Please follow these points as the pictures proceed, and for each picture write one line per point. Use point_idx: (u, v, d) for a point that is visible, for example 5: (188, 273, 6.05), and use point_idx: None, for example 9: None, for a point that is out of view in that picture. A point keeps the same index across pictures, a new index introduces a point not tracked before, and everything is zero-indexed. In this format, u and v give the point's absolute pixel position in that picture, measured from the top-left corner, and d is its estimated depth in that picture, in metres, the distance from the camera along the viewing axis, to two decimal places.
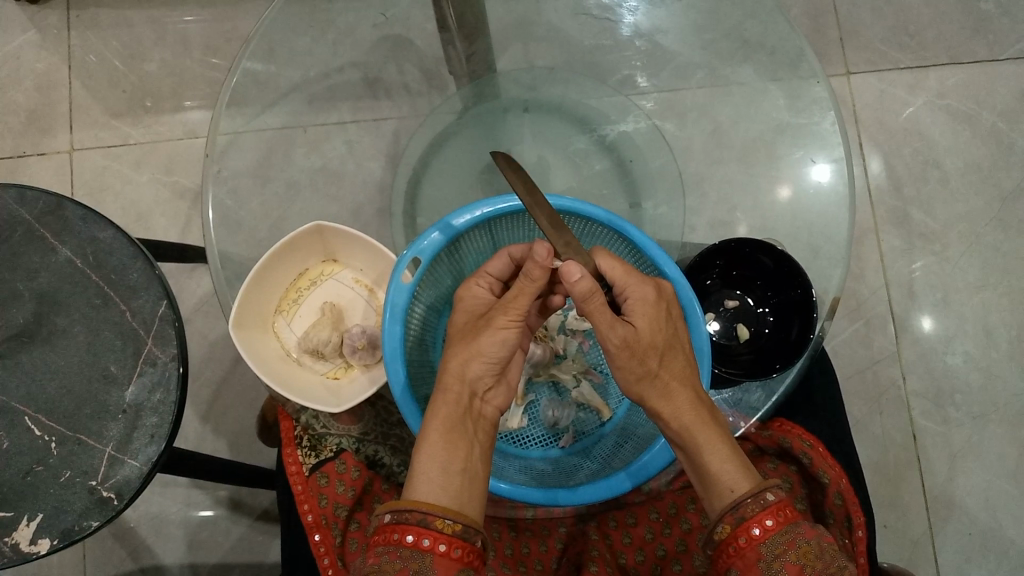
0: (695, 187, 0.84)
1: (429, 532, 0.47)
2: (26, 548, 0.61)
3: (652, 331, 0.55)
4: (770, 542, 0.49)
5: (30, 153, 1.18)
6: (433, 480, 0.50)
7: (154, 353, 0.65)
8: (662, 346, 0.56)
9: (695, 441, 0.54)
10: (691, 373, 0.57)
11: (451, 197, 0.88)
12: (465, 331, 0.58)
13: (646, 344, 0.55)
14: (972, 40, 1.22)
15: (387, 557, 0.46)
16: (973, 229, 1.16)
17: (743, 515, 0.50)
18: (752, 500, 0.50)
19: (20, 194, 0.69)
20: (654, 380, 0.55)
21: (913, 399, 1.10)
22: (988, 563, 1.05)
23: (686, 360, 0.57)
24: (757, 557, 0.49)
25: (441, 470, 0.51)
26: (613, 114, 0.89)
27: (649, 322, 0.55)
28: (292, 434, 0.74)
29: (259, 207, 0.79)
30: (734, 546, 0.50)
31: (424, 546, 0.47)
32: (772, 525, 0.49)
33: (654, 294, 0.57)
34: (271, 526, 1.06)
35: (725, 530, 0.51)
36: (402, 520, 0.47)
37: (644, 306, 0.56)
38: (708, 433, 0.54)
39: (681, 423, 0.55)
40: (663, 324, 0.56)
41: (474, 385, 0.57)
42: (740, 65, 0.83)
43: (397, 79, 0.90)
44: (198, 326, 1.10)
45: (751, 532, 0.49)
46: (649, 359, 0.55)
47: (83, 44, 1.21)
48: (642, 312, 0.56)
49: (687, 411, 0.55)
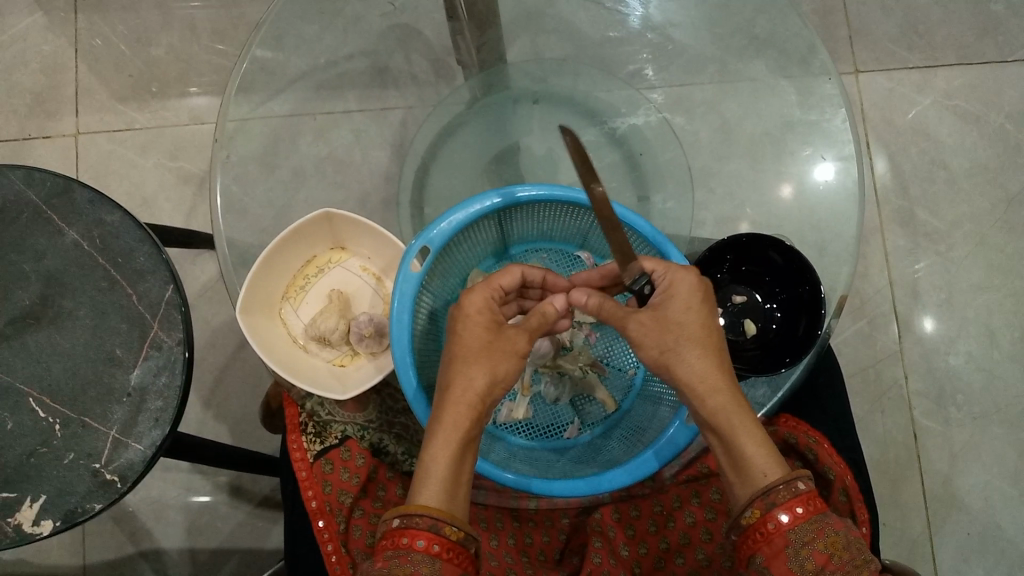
0: (701, 180, 0.85)
1: (437, 537, 0.47)
2: (29, 529, 0.61)
3: (682, 312, 0.55)
4: (800, 530, 0.49)
5: (36, 136, 1.17)
6: (439, 484, 0.50)
7: (159, 337, 0.64)
8: (691, 326, 0.55)
9: (722, 424, 0.53)
10: (719, 360, 0.55)
11: (458, 188, 0.87)
12: (474, 339, 0.55)
13: (673, 322, 0.55)
14: (982, 40, 1.22)
15: (396, 561, 0.47)
16: (978, 230, 1.16)
17: (773, 501, 0.49)
18: (785, 486, 0.49)
19: (28, 175, 0.69)
20: (681, 356, 0.55)
21: (914, 399, 1.10)
22: (986, 564, 1.05)
23: (715, 345, 0.55)
24: (784, 543, 0.49)
25: (448, 475, 0.50)
26: (622, 107, 0.88)
27: (678, 305, 0.56)
28: (297, 421, 0.73)
29: (264, 194, 0.79)
30: (760, 532, 0.50)
31: (434, 551, 0.47)
32: (801, 513, 0.49)
33: (694, 279, 0.57)
34: (271, 512, 1.06)
35: (753, 515, 0.50)
36: (404, 525, 0.47)
37: (682, 289, 0.56)
38: (740, 414, 0.53)
39: (716, 404, 0.53)
40: (696, 307, 0.56)
41: (486, 394, 0.54)
42: (751, 60, 0.84)
43: (405, 68, 0.91)
44: (201, 312, 1.10)
45: (779, 518, 0.49)
46: (671, 335, 0.55)
47: (90, 28, 1.20)
48: (677, 293, 0.56)
49: (722, 393, 0.54)
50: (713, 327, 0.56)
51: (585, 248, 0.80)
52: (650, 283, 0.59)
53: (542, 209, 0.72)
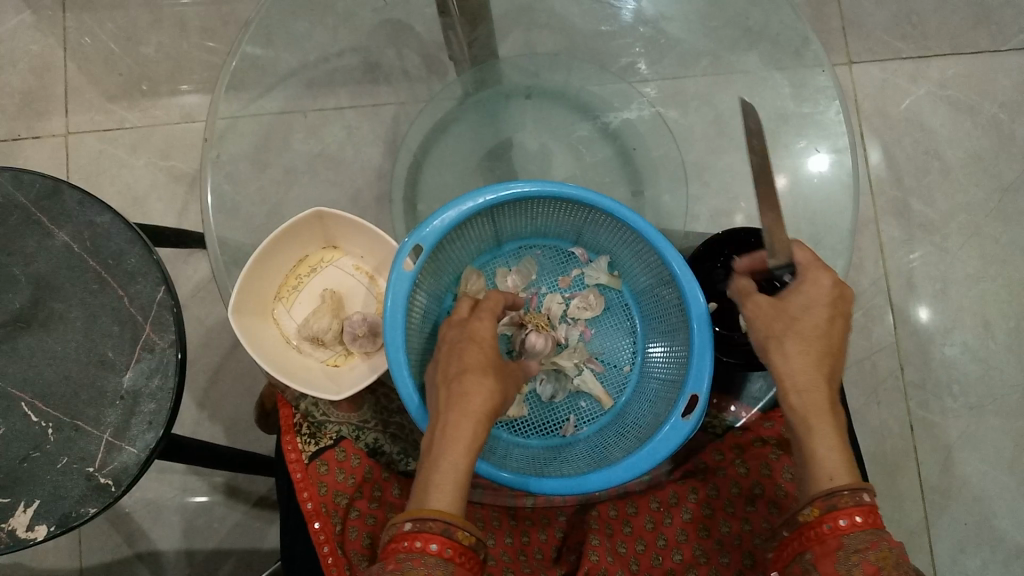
0: (696, 174, 0.83)
1: (450, 542, 0.48)
2: (22, 534, 0.60)
3: (802, 308, 0.57)
4: (854, 536, 0.49)
5: (25, 137, 1.16)
6: (452, 489, 0.50)
7: (152, 339, 0.64)
8: (807, 324, 0.57)
9: (807, 421, 0.55)
10: (827, 362, 0.56)
11: (451, 184, 0.87)
12: (485, 354, 0.56)
13: (790, 315, 0.57)
14: (975, 30, 1.22)
15: (409, 563, 0.47)
16: (973, 221, 1.16)
17: (835, 504, 0.50)
18: (849, 492, 0.50)
19: (16, 177, 0.68)
20: (784, 348, 0.56)
21: (910, 390, 1.10)
22: (982, 554, 1.06)
23: (825, 348, 0.56)
24: (838, 546, 0.49)
25: (460, 480, 0.51)
26: (615, 101, 0.87)
27: (803, 301, 0.58)
28: (292, 422, 0.74)
29: (256, 192, 0.79)
30: (815, 531, 0.50)
31: (447, 556, 0.47)
32: (860, 522, 0.49)
33: (829, 281, 0.58)
34: (268, 512, 1.05)
35: (811, 513, 0.51)
36: (421, 529, 0.47)
37: (812, 289, 0.58)
38: (821, 417, 0.54)
39: (801, 401, 0.55)
40: (820, 307, 0.57)
41: (497, 405, 0.54)
42: (744, 53, 0.83)
43: (396, 65, 0.88)
44: (195, 312, 1.09)
45: (837, 522, 0.49)
46: (781, 327, 0.57)
47: (78, 26, 1.19)
48: (807, 291, 0.58)
49: (813, 392, 0.55)
50: (832, 331, 0.57)
51: (580, 244, 0.79)
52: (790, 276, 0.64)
53: (536, 206, 0.72)
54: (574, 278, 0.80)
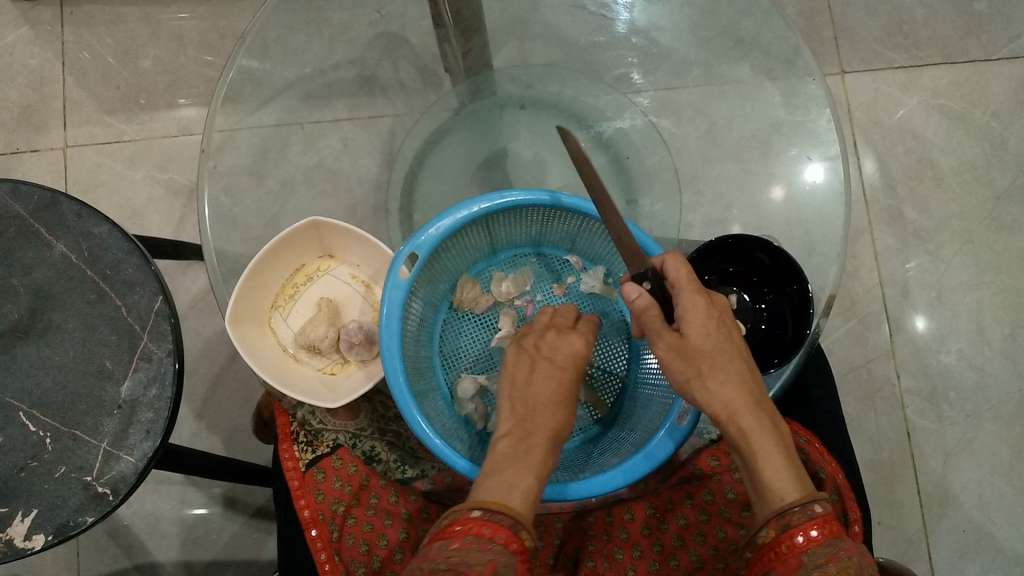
0: (690, 183, 0.85)
1: (517, 538, 0.47)
2: (20, 544, 0.60)
3: (703, 337, 0.54)
4: (813, 552, 0.48)
5: (24, 150, 1.17)
6: (530, 492, 0.50)
7: (149, 349, 0.64)
8: (712, 354, 0.54)
9: (750, 445, 0.52)
10: (749, 382, 0.54)
11: (447, 194, 0.87)
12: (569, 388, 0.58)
13: (695, 348, 0.54)
14: (965, 40, 1.23)
15: (476, 546, 0.45)
16: (967, 228, 1.17)
17: (788, 523, 0.49)
18: (800, 509, 0.49)
19: (15, 189, 0.69)
20: (703, 384, 0.54)
21: (907, 397, 1.11)
22: (982, 562, 1.06)
23: (743, 369, 0.54)
24: (798, 565, 0.48)
25: (536, 490, 0.51)
26: (608, 111, 0.88)
27: (700, 331, 0.54)
28: (288, 430, 0.74)
29: (253, 205, 0.79)
30: (775, 551, 0.49)
31: (512, 548, 0.46)
32: (816, 536, 0.48)
33: (705, 302, 0.55)
34: (266, 523, 1.05)
35: (768, 535, 0.50)
36: (495, 520, 0.46)
37: (695, 316, 0.54)
38: (762, 438, 0.52)
39: (737, 427, 0.53)
40: (715, 328, 0.55)
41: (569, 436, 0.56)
42: (735, 63, 0.84)
43: (392, 76, 0.90)
44: (193, 324, 1.09)
45: (794, 539, 0.48)
46: (695, 362, 0.54)
47: (77, 41, 1.21)
48: (695, 318, 0.54)
49: (745, 414, 0.53)
50: (737, 350, 0.55)
51: (575, 252, 0.80)
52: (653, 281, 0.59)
53: (530, 214, 0.72)
54: (570, 285, 0.80)
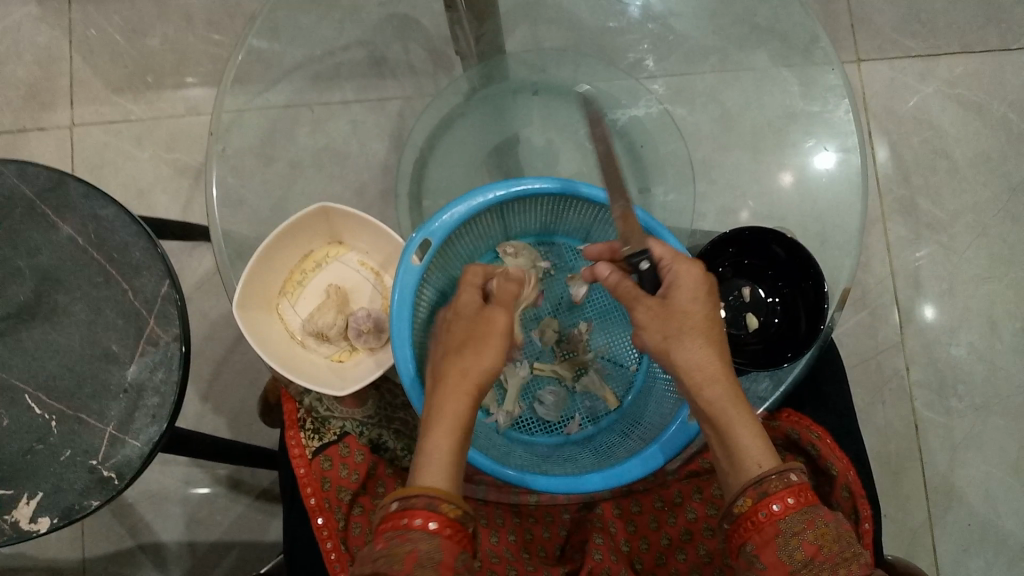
0: (703, 172, 0.82)
1: (435, 515, 0.47)
2: (26, 526, 0.60)
3: (687, 300, 0.57)
4: (790, 519, 0.49)
5: (29, 128, 1.16)
6: (442, 469, 0.51)
7: (155, 333, 0.64)
8: (697, 316, 0.56)
9: (719, 413, 0.54)
10: (723, 349, 0.56)
11: (457, 181, 0.86)
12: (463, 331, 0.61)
13: (675, 310, 0.56)
14: (985, 29, 1.20)
15: (395, 540, 0.46)
16: (980, 221, 1.15)
17: (765, 491, 0.50)
18: (777, 476, 0.50)
19: (20, 170, 0.68)
20: (681, 342, 0.56)
21: (916, 390, 1.10)
22: (986, 555, 1.06)
23: (719, 338, 0.57)
24: (775, 532, 0.49)
25: (450, 465, 0.51)
26: (623, 98, 0.85)
27: (683, 294, 0.57)
28: (295, 417, 0.73)
29: (261, 186, 0.78)
30: (751, 521, 0.50)
31: (433, 529, 0.47)
32: (793, 504, 0.49)
33: (699, 272, 0.58)
34: (271, 505, 1.06)
35: (745, 504, 0.51)
36: (410, 506, 0.47)
37: (688, 280, 0.58)
38: (739, 408, 0.54)
39: (706, 398, 0.54)
40: (703, 297, 0.57)
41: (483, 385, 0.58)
42: (752, 51, 0.83)
43: (403, 59, 0.88)
44: (199, 305, 1.09)
45: (771, 508, 0.50)
46: (673, 324, 0.56)
47: (83, 18, 1.19)
48: (683, 284, 0.57)
49: (719, 380, 0.54)
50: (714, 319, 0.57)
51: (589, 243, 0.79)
52: (649, 259, 0.60)
53: (544, 203, 0.71)
54: None
